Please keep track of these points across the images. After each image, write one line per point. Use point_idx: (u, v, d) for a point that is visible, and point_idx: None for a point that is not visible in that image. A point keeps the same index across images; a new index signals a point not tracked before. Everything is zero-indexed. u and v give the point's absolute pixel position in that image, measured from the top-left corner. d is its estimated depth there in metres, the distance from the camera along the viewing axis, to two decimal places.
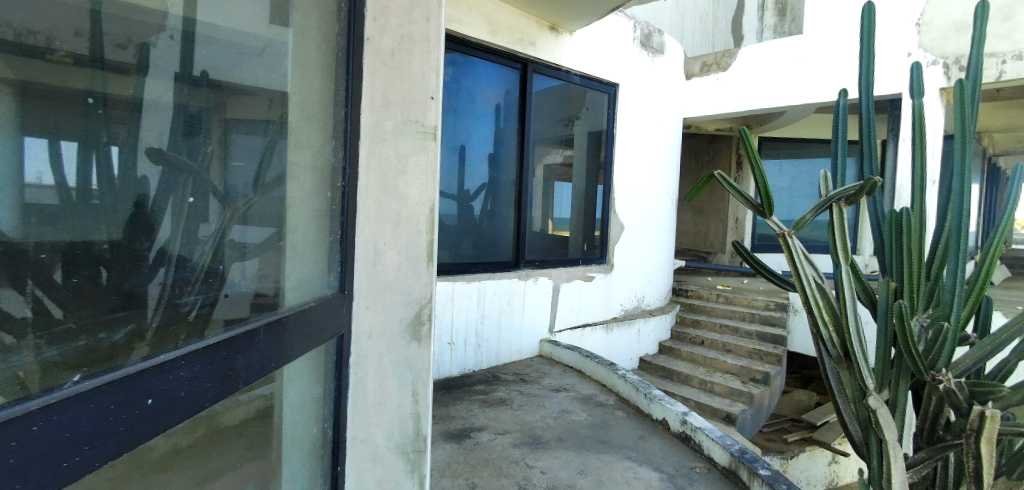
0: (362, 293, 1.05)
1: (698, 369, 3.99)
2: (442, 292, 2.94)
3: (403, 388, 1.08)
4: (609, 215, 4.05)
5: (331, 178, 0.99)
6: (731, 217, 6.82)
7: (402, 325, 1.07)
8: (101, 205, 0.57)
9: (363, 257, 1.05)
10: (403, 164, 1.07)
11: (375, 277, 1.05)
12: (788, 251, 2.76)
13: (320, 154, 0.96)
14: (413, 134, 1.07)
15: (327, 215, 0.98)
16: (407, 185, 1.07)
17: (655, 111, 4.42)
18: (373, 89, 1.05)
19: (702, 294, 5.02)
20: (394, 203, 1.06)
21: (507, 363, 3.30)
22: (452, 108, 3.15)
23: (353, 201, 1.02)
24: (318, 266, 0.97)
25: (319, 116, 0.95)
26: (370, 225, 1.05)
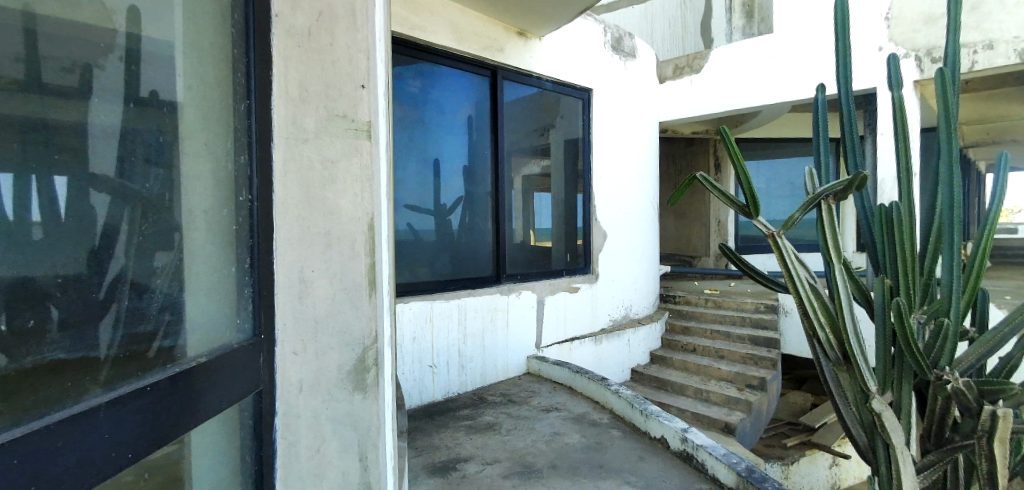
0: (287, 336, 0.86)
1: (691, 378, 3.88)
2: (420, 313, 2.76)
3: (347, 451, 0.93)
4: (593, 224, 3.94)
5: (235, 190, 0.82)
6: (713, 219, 6.80)
7: (342, 373, 0.91)
8: (44, 241, 0.56)
9: (286, 288, 0.87)
10: (330, 169, 0.91)
11: (302, 314, 0.88)
12: (779, 253, 2.72)
13: (221, 160, 0.80)
14: (343, 132, 0.92)
15: (234, 236, 0.81)
16: (337, 196, 0.91)
17: (631, 116, 4.35)
18: (286, 78, 0.88)
19: (690, 299, 4.94)
20: (323, 219, 0.90)
21: (493, 384, 3.13)
22: (422, 120, 3.01)
23: (266, 220, 0.85)
24: (225, 303, 0.80)
25: (217, 116, 0.79)
26: (293, 246, 0.87)
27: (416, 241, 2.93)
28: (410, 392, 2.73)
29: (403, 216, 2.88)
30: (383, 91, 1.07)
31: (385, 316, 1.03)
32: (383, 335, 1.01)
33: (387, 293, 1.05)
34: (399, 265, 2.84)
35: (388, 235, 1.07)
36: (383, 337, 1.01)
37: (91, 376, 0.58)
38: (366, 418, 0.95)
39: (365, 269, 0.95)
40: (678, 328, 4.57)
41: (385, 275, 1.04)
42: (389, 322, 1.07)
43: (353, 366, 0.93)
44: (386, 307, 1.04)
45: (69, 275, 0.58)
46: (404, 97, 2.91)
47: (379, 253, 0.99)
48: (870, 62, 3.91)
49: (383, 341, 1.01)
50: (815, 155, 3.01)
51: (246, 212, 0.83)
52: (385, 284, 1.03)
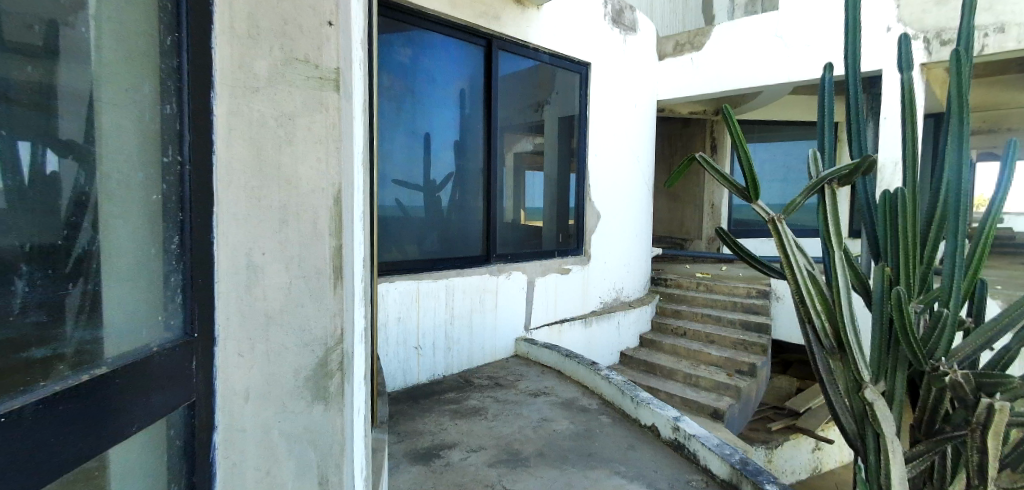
0: (231, 332, 0.75)
1: (680, 362, 3.87)
2: (406, 292, 2.66)
3: (302, 471, 0.82)
4: (587, 204, 3.84)
5: (160, 147, 0.69)
6: (707, 202, 6.74)
7: (299, 375, 0.80)
8: (12, 210, 0.54)
9: (231, 274, 0.74)
10: (288, 128, 0.77)
11: (251, 306, 0.76)
12: (778, 238, 2.66)
13: (145, 110, 0.67)
14: (302, 80, 0.78)
15: (161, 205, 0.69)
16: (295, 161, 0.78)
17: (630, 93, 4.21)
18: (232, 9, 0.73)
19: (681, 283, 4.91)
20: (276, 188, 0.77)
21: (481, 365, 3.06)
22: (411, 91, 2.84)
23: (201, 186, 0.71)
24: (150, 286, 0.68)
25: (142, 56, 0.66)
26: (237, 223, 0.74)
27: (403, 217, 2.80)
28: (393, 373, 2.64)
29: (390, 191, 2.76)
30: (358, 42, 0.92)
31: (354, 304, 0.90)
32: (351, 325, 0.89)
33: (357, 276, 0.92)
34: (385, 242, 2.72)
35: (361, 211, 0.94)
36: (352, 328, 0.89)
37: (55, 353, 0.57)
38: (327, 424, 0.83)
39: (329, 253, 0.82)
40: (669, 312, 4.54)
41: (355, 256, 0.90)
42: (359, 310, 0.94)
43: (315, 366, 0.81)
44: (356, 292, 0.92)
45: (35, 244, 0.56)
46: (392, 66, 2.74)
47: (348, 232, 0.86)
48: (876, 44, 3.80)
49: (352, 333, 0.89)
50: (819, 137, 2.92)
51: (173, 176, 0.70)
52: (354, 268, 0.90)
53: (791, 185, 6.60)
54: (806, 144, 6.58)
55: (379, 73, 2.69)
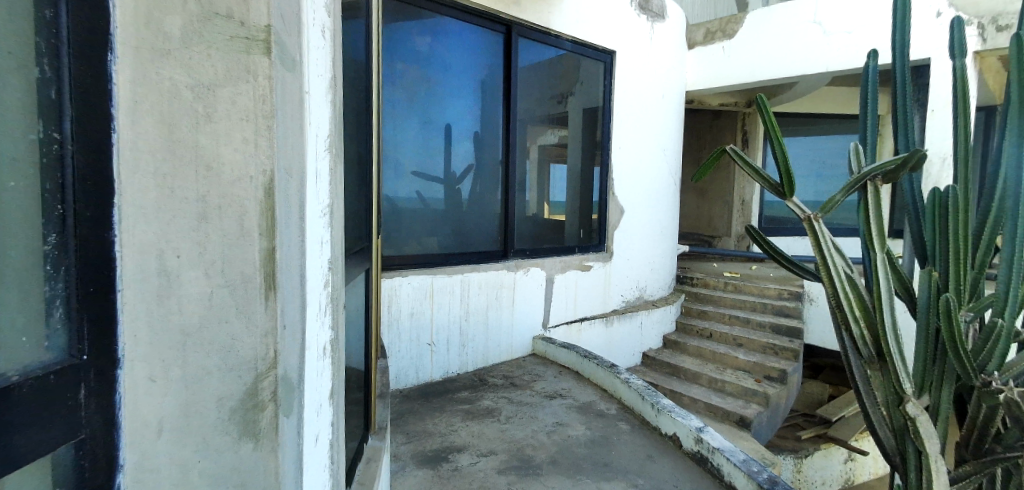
0: (135, 369, 0.51)
1: (706, 366, 3.70)
2: (419, 287, 2.59)
3: None
4: (609, 198, 3.69)
5: (38, 103, 0.44)
6: (736, 199, 6.48)
7: (229, 446, 0.56)
8: None
9: (138, 302, 0.50)
10: (207, 102, 0.52)
11: (163, 342, 0.52)
12: (814, 237, 2.47)
13: (11, 35, 0.42)
14: (219, 38, 0.52)
15: (36, 195, 0.45)
16: (220, 142, 0.53)
17: (656, 83, 4.02)
18: None
19: (708, 282, 4.72)
20: (200, 175, 0.52)
21: (497, 364, 2.96)
22: (429, 80, 2.75)
23: (88, 169, 0.47)
24: (33, 304, 0.45)
25: None
26: (144, 223, 0.50)
27: (422, 209, 2.74)
28: (404, 369, 2.57)
29: (408, 183, 2.68)
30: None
31: (309, 345, 0.65)
32: (302, 372, 0.63)
33: (317, 306, 0.67)
34: (400, 236, 2.66)
35: (326, 217, 0.69)
36: (303, 377, 0.64)
37: None
38: None
39: (258, 261, 0.55)
40: (694, 312, 4.37)
41: (312, 276, 0.66)
42: (320, 350, 0.70)
43: (240, 404, 0.56)
44: (313, 328, 0.66)
45: None
46: (407, 54, 2.65)
47: (297, 247, 0.61)
48: (927, 29, 3.51)
49: (304, 380, 0.64)
50: (861, 130, 2.71)
51: (53, 158, 0.46)
52: (309, 298, 0.65)
53: (827, 181, 6.28)
54: (843, 138, 6.24)
55: (394, 61, 2.61)
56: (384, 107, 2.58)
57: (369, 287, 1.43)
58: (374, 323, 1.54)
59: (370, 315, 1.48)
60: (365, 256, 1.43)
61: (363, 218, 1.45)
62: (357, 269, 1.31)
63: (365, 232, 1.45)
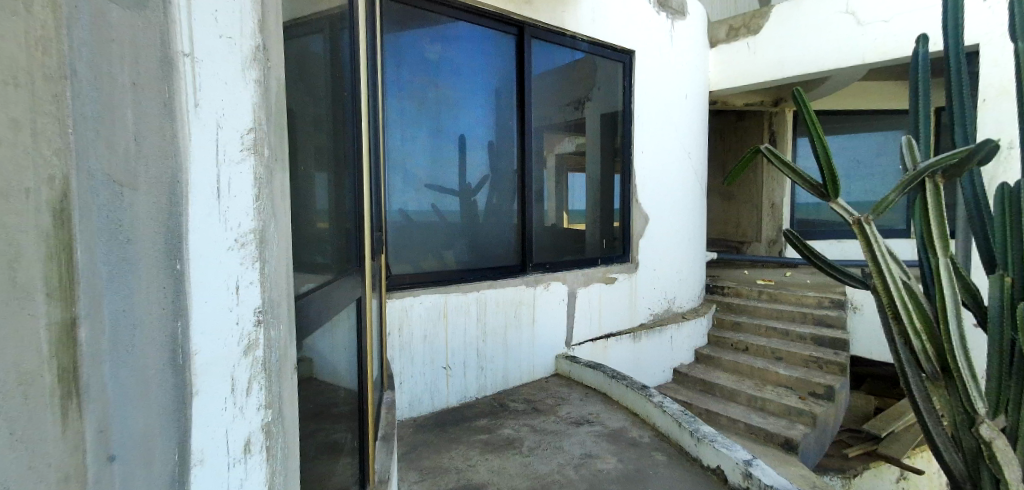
0: None
1: (743, 383, 3.45)
2: (432, 306, 2.43)
3: None
4: (633, 206, 3.48)
5: None
6: (765, 202, 6.19)
7: None
8: None
9: None
10: None
11: None
12: (865, 241, 2.24)
13: None
14: None
15: None
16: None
17: (678, 82, 3.83)
18: None
19: (740, 291, 4.47)
20: None
21: (517, 386, 2.77)
22: (439, 87, 2.61)
23: None
24: None
25: None
26: None
27: (440, 223, 2.60)
28: (418, 396, 2.39)
29: (422, 196, 2.54)
30: None
31: (199, 385, 0.52)
32: (177, 418, 0.51)
33: (224, 340, 0.53)
34: (415, 253, 2.50)
35: (246, 250, 0.54)
36: (178, 424, 0.51)
37: None
38: None
39: (44, 281, 0.43)
40: (727, 324, 4.12)
41: (206, 299, 0.52)
42: (241, 399, 0.55)
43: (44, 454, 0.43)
44: (212, 366, 0.52)
45: None
46: (414, 61, 2.51)
47: (154, 261, 0.49)
48: (974, 13, 3.24)
49: (190, 425, 0.52)
50: (912, 124, 2.48)
51: None
52: (196, 326, 0.51)
53: (863, 180, 5.94)
54: (878, 134, 5.90)
55: (402, 70, 2.46)
56: (392, 117, 2.44)
57: (362, 318, 1.26)
58: (371, 356, 1.36)
59: (367, 347, 1.31)
60: (360, 280, 1.27)
61: (356, 237, 1.28)
62: (347, 299, 1.14)
63: (359, 252, 1.28)
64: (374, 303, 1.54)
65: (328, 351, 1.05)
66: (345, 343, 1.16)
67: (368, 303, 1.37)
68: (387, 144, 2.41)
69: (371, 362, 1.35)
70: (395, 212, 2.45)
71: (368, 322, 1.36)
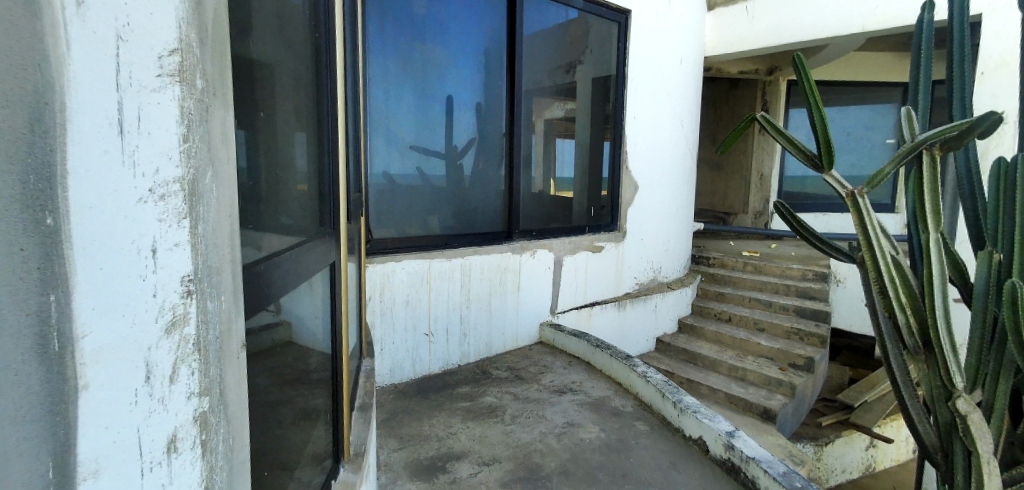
0: None
1: (725, 353, 3.53)
2: (414, 273, 2.34)
3: None
4: (623, 173, 3.40)
5: None
6: (754, 173, 6.16)
7: None
8: None
9: None
10: None
11: None
12: (857, 214, 2.21)
13: None
14: None
15: None
16: None
17: (674, 46, 3.68)
18: None
19: (726, 262, 4.50)
20: None
21: (500, 354, 2.74)
22: (423, 41, 2.43)
23: None
24: None
25: None
26: None
27: (426, 187, 2.49)
28: (399, 363, 2.34)
29: (406, 159, 2.41)
30: None
31: (91, 367, 0.39)
32: (50, 413, 0.38)
33: (133, 307, 0.41)
34: (398, 218, 2.39)
35: (163, 200, 0.42)
36: (56, 419, 0.38)
37: None
38: None
39: None
40: (711, 295, 4.18)
41: (105, 254, 0.40)
42: (157, 381, 0.43)
43: None
44: (113, 341, 0.40)
45: None
46: (398, 12, 2.32)
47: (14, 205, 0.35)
48: None
49: (81, 424, 0.39)
50: (909, 94, 2.40)
51: None
52: (84, 291, 0.39)
53: (851, 154, 5.93)
54: (870, 107, 5.85)
55: (384, 20, 2.27)
56: (374, 72, 2.27)
57: (338, 284, 1.18)
58: (348, 324, 1.29)
59: (344, 314, 1.23)
60: (335, 244, 1.17)
61: (330, 198, 1.17)
62: (319, 264, 1.05)
63: (332, 214, 1.18)
64: (352, 268, 1.45)
65: (296, 319, 0.96)
66: (317, 311, 1.07)
67: (344, 267, 1.27)
68: (368, 101, 2.25)
69: (347, 329, 1.27)
70: (377, 175, 2.32)
71: (344, 288, 1.26)
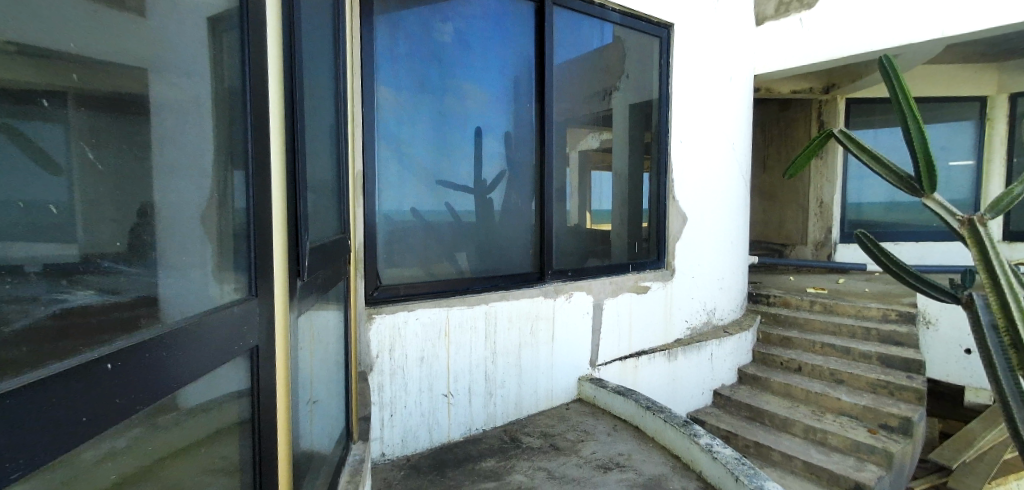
0: None
1: (798, 409, 3.04)
2: (433, 323, 2.06)
3: None
4: (668, 204, 3.05)
5: None
6: (813, 200, 5.68)
7: None
8: None
9: None
10: None
11: None
12: (975, 247, 1.81)
13: None
14: None
15: None
16: None
17: (722, 64, 3.38)
18: None
19: (789, 301, 4.03)
20: None
21: (533, 415, 2.37)
22: (440, 61, 2.20)
23: None
24: None
25: None
26: None
27: (452, 223, 2.22)
28: (412, 430, 2.02)
29: (426, 195, 2.16)
30: None
31: None
32: None
33: None
34: (410, 259, 2.11)
35: None
36: None
37: None
38: None
39: None
40: (775, 340, 3.69)
41: None
42: None
43: None
44: None
45: None
46: (413, 33, 2.11)
47: None
48: None
49: None
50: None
51: None
52: None
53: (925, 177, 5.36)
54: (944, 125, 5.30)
55: (395, 39, 2.06)
56: (385, 95, 2.05)
57: (263, 372, 0.86)
58: (290, 416, 0.97)
59: (277, 405, 0.92)
60: (262, 320, 0.86)
61: (247, 265, 0.84)
62: (216, 356, 0.72)
63: (250, 285, 0.84)
64: (313, 328, 1.16)
65: (178, 426, 0.69)
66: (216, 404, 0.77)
67: (287, 346, 0.95)
68: (376, 129, 2.01)
69: (284, 422, 0.95)
70: (387, 214, 2.04)
71: (282, 375, 0.94)
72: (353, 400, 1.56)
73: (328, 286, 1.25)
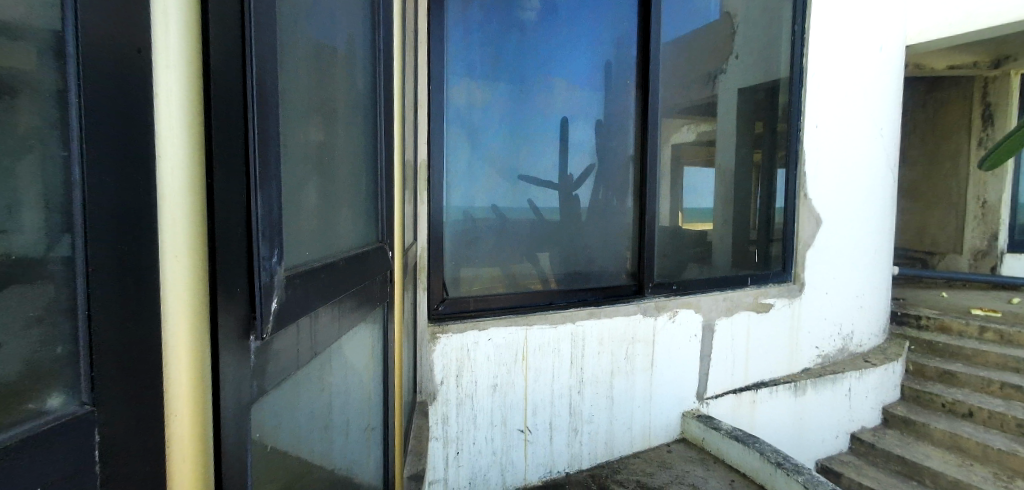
0: None
1: (972, 470, 2.33)
2: (510, 345, 1.76)
3: None
4: (797, 202, 2.49)
5: None
6: (973, 199, 4.61)
7: None
8: None
9: None
10: None
11: None
12: None
13: None
14: None
15: None
16: None
17: (870, 28, 2.72)
18: None
19: (949, 326, 3.20)
20: None
21: (626, 457, 1.99)
22: (521, 35, 1.87)
23: None
24: None
25: None
26: None
27: (534, 224, 1.90)
28: (482, 470, 1.74)
29: (503, 192, 1.85)
30: None
31: None
32: None
33: None
34: (482, 266, 1.82)
35: None
36: None
37: None
38: None
39: None
40: (932, 374, 2.94)
41: None
42: None
43: None
44: None
45: None
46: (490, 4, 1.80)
47: None
48: None
49: None
50: None
51: None
52: None
53: None
54: None
55: (469, 10, 1.76)
56: (456, 78, 1.76)
57: None
58: None
59: None
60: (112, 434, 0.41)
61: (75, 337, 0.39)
62: None
63: (81, 380, 0.40)
64: (339, 372, 0.90)
65: None
66: None
67: (205, 473, 0.51)
68: (444, 115, 1.73)
69: None
70: (455, 211, 1.77)
71: None
72: (398, 443, 1.29)
73: (362, 311, 0.96)
